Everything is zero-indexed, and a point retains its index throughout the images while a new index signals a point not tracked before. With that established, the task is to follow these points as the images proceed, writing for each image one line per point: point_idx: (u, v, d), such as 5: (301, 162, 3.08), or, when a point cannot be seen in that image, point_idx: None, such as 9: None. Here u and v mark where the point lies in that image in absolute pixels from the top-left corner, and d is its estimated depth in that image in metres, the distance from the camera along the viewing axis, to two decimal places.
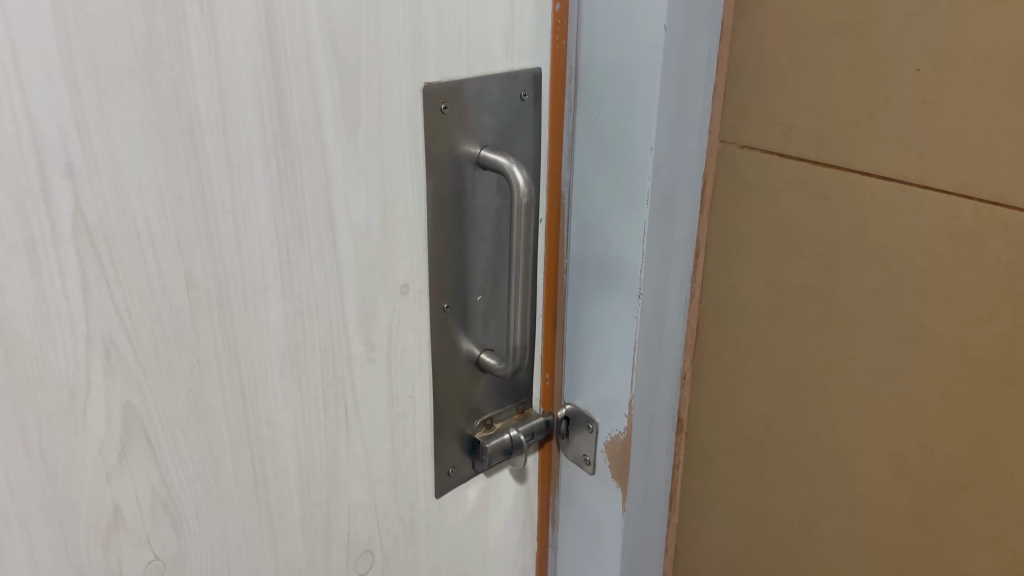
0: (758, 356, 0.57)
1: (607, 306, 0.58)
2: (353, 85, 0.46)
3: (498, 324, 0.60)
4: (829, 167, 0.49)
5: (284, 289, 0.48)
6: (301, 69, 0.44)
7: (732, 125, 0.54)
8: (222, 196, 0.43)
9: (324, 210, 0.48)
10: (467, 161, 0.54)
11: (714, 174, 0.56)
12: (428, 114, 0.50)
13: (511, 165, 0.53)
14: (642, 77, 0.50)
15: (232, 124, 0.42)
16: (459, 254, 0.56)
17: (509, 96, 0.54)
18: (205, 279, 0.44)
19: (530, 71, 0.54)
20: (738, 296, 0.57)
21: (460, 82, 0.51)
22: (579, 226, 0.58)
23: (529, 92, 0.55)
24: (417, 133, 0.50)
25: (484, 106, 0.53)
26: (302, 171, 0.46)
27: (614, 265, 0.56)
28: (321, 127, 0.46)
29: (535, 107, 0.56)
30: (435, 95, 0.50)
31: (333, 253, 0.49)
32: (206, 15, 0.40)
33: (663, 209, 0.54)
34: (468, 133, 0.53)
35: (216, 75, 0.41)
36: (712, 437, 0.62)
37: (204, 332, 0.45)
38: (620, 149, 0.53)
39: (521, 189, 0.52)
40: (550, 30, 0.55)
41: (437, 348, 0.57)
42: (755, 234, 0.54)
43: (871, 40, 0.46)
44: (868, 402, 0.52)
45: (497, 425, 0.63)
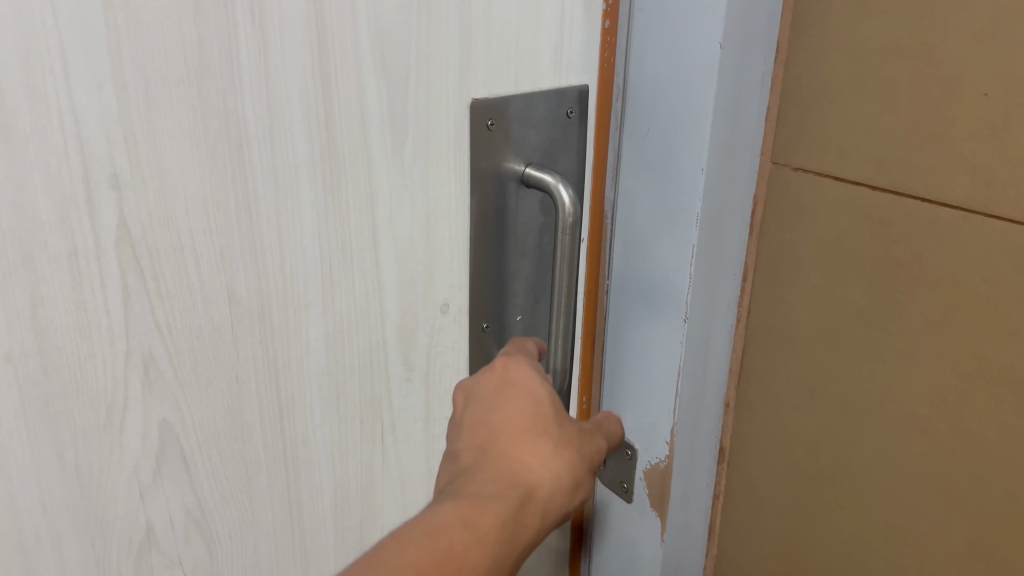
0: (807, 384, 0.55)
1: (651, 330, 0.57)
2: (401, 97, 0.45)
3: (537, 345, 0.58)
4: (888, 192, 0.48)
5: (325, 304, 0.46)
6: (351, 80, 0.43)
7: (785, 146, 0.53)
8: (266, 209, 0.42)
9: (368, 225, 0.47)
10: (511, 178, 0.52)
11: (765, 196, 0.55)
12: (476, 130, 0.49)
13: (556, 182, 0.51)
14: (695, 94, 0.49)
15: (279, 134, 0.41)
16: (498, 271, 0.54)
17: (556, 112, 0.53)
18: (247, 293, 0.43)
19: (577, 88, 0.53)
20: (788, 322, 0.55)
21: (507, 97, 0.50)
22: (623, 247, 0.57)
23: (576, 108, 0.54)
24: (463, 148, 0.49)
25: (530, 122, 0.52)
26: (347, 186, 0.45)
27: (660, 288, 0.55)
28: (368, 141, 0.45)
29: (581, 124, 0.54)
30: (482, 110, 0.49)
31: (374, 270, 0.48)
32: (257, 23, 0.38)
33: (713, 230, 0.53)
34: (514, 149, 0.52)
35: (265, 85, 0.40)
36: (755, 467, 0.60)
37: (244, 349, 0.44)
38: (669, 168, 0.52)
39: (566, 207, 0.50)
40: (599, 47, 0.53)
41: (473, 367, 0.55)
42: (807, 259, 0.53)
43: (935, 62, 0.44)
44: (923, 433, 0.50)
45: None
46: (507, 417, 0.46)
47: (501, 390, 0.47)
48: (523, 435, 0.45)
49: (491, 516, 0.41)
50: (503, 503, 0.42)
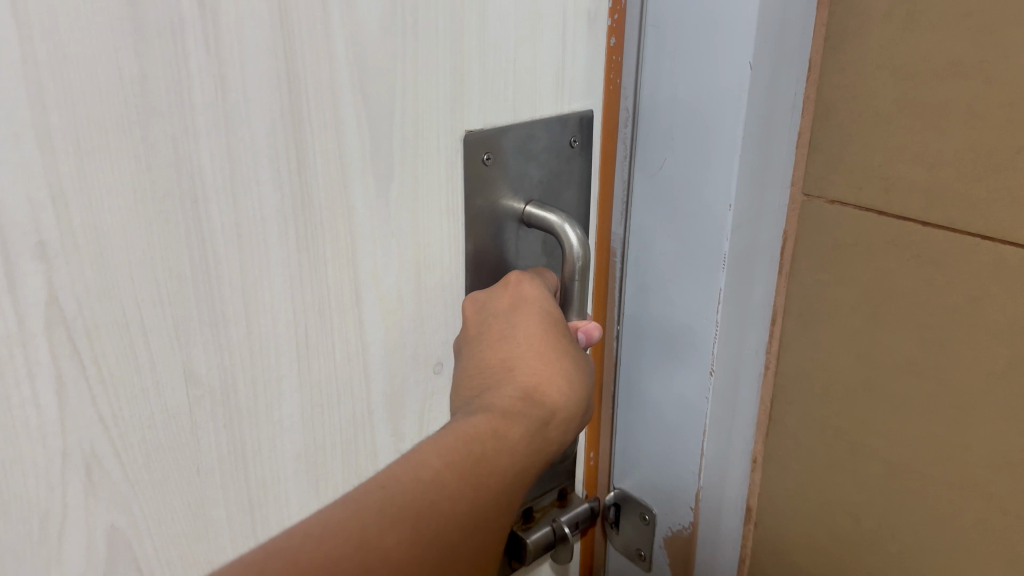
0: (848, 441, 0.49)
1: (672, 383, 0.51)
2: (385, 132, 0.38)
3: None
4: (942, 229, 0.42)
5: (300, 374, 0.40)
6: (325, 114, 0.36)
7: (818, 175, 0.47)
8: (229, 271, 0.35)
9: (349, 283, 0.40)
10: (511, 218, 0.46)
11: (796, 231, 0.48)
12: (471, 167, 0.43)
13: (560, 223, 0.43)
14: (721, 121, 0.43)
15: (241, 184, 0.34)
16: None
17: (559, 141, 0.46)
18: (208, 372, 0.36)
19: (579, 114, 0.47)
20: (825, 371, 0.49)
21: (504, 127, 0.44)
22: (636, 289, 0.51)
23: (579, 137, 0.47)
24: (458, 188, 0.43)
25: (531, 154, 0.45)
26: (324, 240, 0.38)
27: (682, 338, 0.49)
28: (348, 185, 0.38)
29: (585, 154, 0.48)
30: (478, 143, 0.43)
31: (359, 334, 0.42)
32: (213, 54, 0.32)
33: (741, 272, 0.47)
34: (515, 188, 0.45)
35: (223, 125, 0.33)
36: (789, 529, 0.54)
37: (206, 437, 0.37)
38: (691, 204, 0.46)
39: (574, 251, 0.43)
40: (604, 68, 0.47)
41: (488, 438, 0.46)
42: (847, 302, 0.47)
43: (998, 83, 0.38)
44: (985, 500, 0.44)
45: (538, 514, 0.54)
46: (528, 327, 0.41)
47: (519, 304, 0.42)
48: (546, 342, 0.40)
49: (521, 427, 0.38)
50: (533, 414, 0.38)
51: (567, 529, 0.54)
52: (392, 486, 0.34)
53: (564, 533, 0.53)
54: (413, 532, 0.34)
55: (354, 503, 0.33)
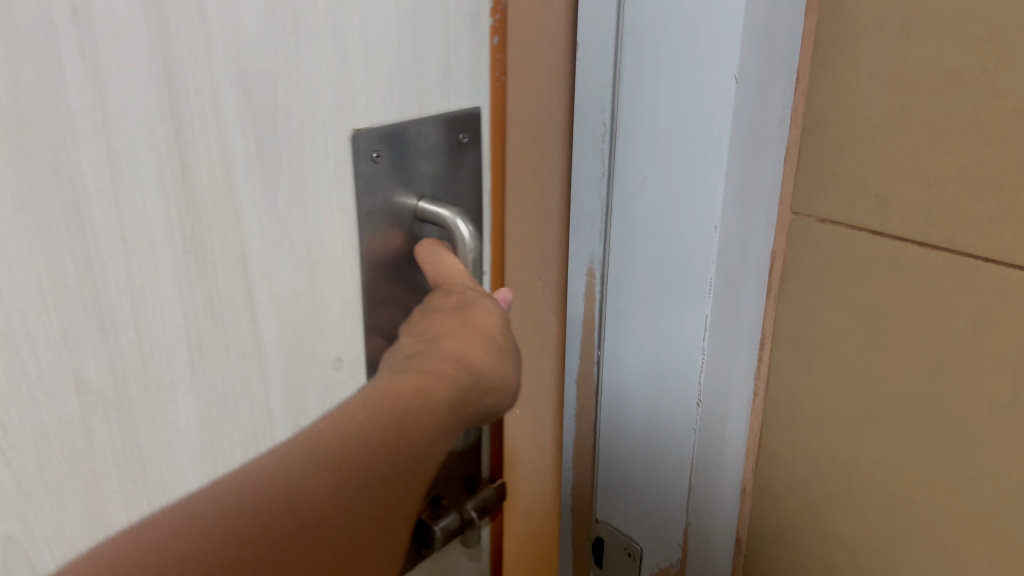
0: (842, 470, 0.47)
1: (656, 412, 0.48)
2: (271, 137, 0.33)
3: None
4: (941, 249, 0.39)
5: (199, 392, 0.34)
6: (207, 119, 0.31)
7: (808, 192, 0.44)
8: (115, 276, 0.30)
9: (241, 280, 0.34)
10: (403, 216, 0.40)
11: (785, 251, 0.46)
12: (359, 169, 0.37)
13: (454, 218, 0.39)
14: (706, 136, 0.40)
15: (121, 190, 0.29)
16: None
17: (449, 137, 0.41)
18: (99, 378, 0.30)
19: (468, 110, 0.41)
20: (817, 396, 0.47)
21: (400, 122, 0.38)
22: (615, 314, 0.48)
23: (468, 130, 0.41)
24: (345, 188, 0.37)
25: (419, 150, 0.39)
26: (215, 243, 0.33)
27: (666, 365, 0.46)
28: (234, 184, 0.33)
29: (475, 150, 0.42)
30: (364, 142, 0.37)
31: (257, 344, 0.36)
32: (89, 55, 0.27)
33: (728, 296, 0.44)
34: (404, 181, 0.39)
35: (98, 126, 0.28)
36: (783, 562, 0.52)
37: (101, 466, 0.32)
38: (675, 224, 0.43)
39: (470, 252, 0.39)
40: (489, 67, 0.42)
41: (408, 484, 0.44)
42: (840, 325, 0.44)
43: (1000, 95, 0.36)
44: (989, 535, 0.41)
45: None
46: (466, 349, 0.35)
47: (466, 319, 0.36)
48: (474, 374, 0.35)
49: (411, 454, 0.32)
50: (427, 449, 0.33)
51: None
52: (265, 496, 0.28)
53: None
54: (301, 531, 0.29)
55: (219, 505, 0.27)
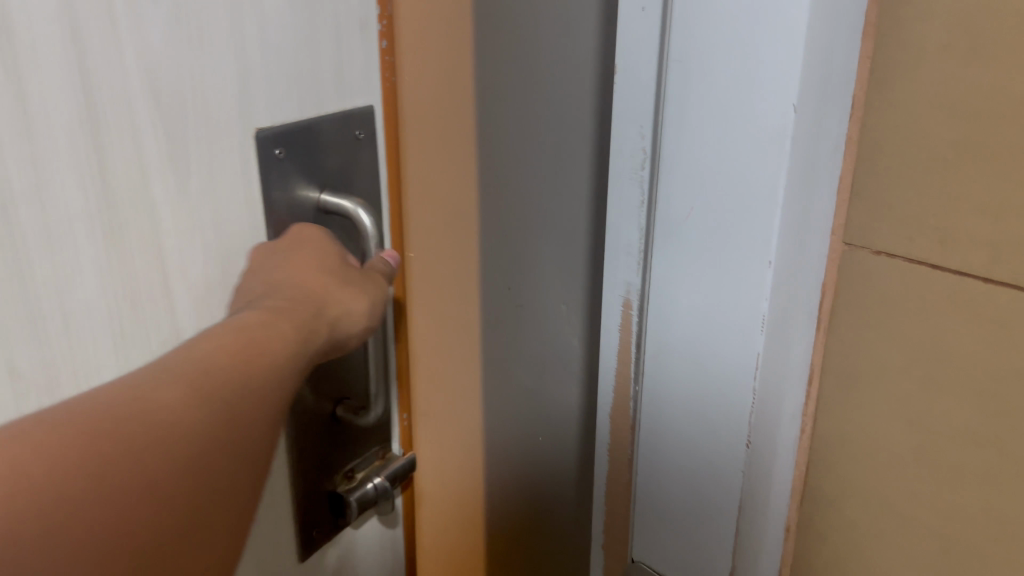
0: (895, 508, 0.45)
1: (698, 452, 0.46)
2: (178, 125, 0.40)
3: (357, 377, 0.56)
4: (1004, 285, 0.37)
5: (120, 358, 0.40)
6: (122, 125, 0.37)
7: (862, 222, 0.42)
8: (37, 257, 0.36)
9: (158, 274, 0.41)
10: (307, 207, 0.48)
11: (836, 282, 0.44)
12: (263, 159, 0.44)
13: (356, 208, 0.47)
14: (757, 166, 0.38)
15: (44, 189, 0.35)
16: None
17: (343, 134, 0.49)
18: (31, 366, 0.37)
19: (364, 109, 0.50)
20: (867, 431, 0.45)
21: (308, 123, 0.46)
22: (655, 348, 0.46)
23: (364, 129, 0.50)
24: (252, 180, 0.44)
25: (317, 148, 0.47)
26: (132, 235, 0.39)
27: (711, 404, 0.44)
28: (108, 182, 0.37)
29: (370, 145, 0.51)
30: (270, 139, 0.44)
31: (170, 319, 0.42)
32: (8, 73, 0.33)
33: (779, 333, 0.42)
34: (306, 179, 0.47)
35: (19, 135, 0.34)
36: None
37: (27, 408, 0.37)
38: (723, 258, 0.41)
39: (368, 232, 0.47)
40: (379, 67, 0.50)
41: (319, 445, 0.54)
42: (894, 359, 0.43)
43: None
44: None
45: (359, 474, 0.58)
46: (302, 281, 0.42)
47: (299, 245, 0.45)
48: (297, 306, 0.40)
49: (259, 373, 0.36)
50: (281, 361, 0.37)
51: (386, 483, 0.59)
52: (153, 404, 0.31)
53: (385, 485, 0.59)
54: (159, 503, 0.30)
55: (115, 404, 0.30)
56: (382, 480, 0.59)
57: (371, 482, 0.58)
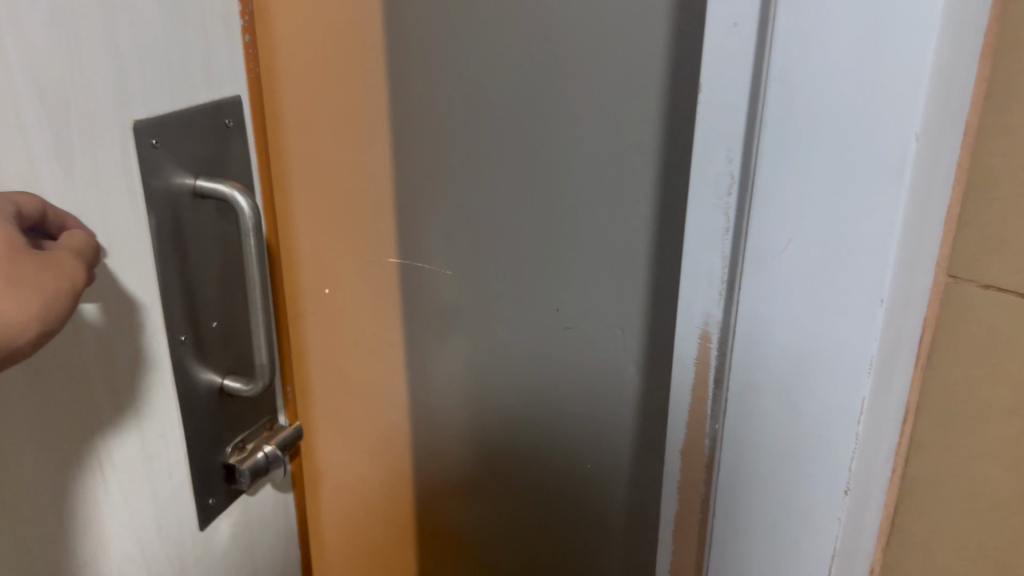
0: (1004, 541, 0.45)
1: (789, 496, 0.43)
2: (63, 124, 0.50)
3: (234, 347, 0.67)
4: None
5: None
6: (11, 120, 0.47)
7: (968, 255, 0.41)
8: None
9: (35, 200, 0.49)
10: (184, 192, 0.59)
11: (936, 317, 0.43)
12: (142, 148, 0.55)
13: (232, 190, 0.59)
14: (871, 199, 0.37)
15: None
16: (187, 327, 0.62)
17: (212, 123, 0.61)
18: None
19: (230, 102, 0.62)
20: (968, 467, 0.44)
21: (166, 117, 0.56)
22: (742, 386, 0.43)
23: (232, 118, 0.63)
24: (133, 165, 0.55)
25: (187, 133, 0.59)
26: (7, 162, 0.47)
27: (809, 448, 0.42)
28: None
29: (237, 133, 0.64)
30: (147, 130, 0.55)
31: None
32: None
33: (884, 374, 0.40)
34: (179, 168, 0.59)
35: None
36: None
37: None
38: (831, 295, 0.39)
39: (243, 210, 0.59)
40: (245, 62, 0.64)
41: (209, 415, 0.66)
42: (1004, 398, 0.42)
43: None
44: None
45: (248, 444, 0.71)
46: None
47: None
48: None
49: None
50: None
51: (277, 451, 0.73)
52: None
53: (274, 455, 0.73)
54: None
55: None
56: (273, 449, 0.73)
57: (261, 452, 0.72)
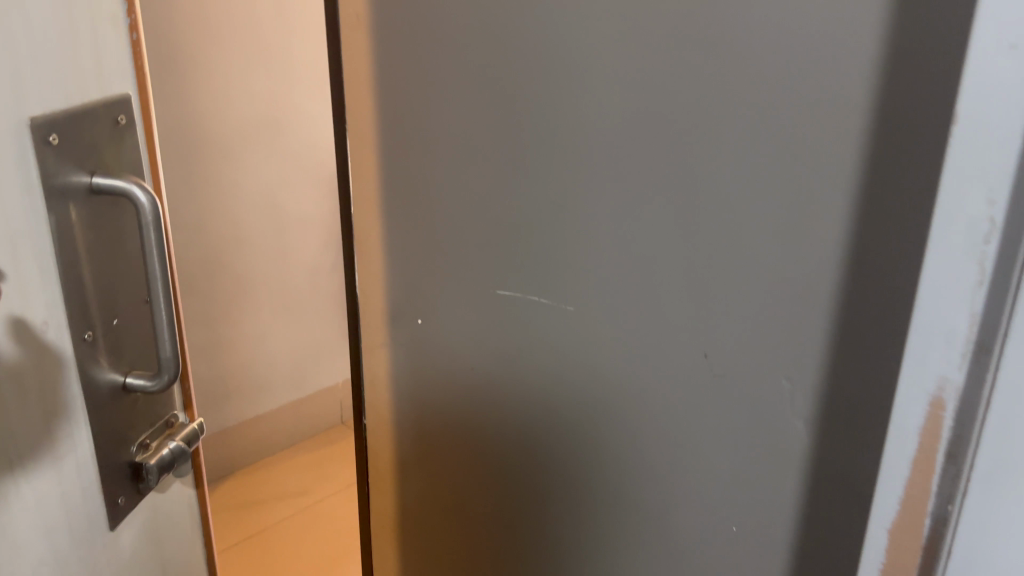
0: None
1: None
2: None
3: (131, 348, 0.68)
4: None
5: None
6: None
7: None
8: None
9: None
10: (82, 187, 0.60)
11: None
12: (42, 145, 0.55)
13: (129, 184, 0.60)
14: None
15: None
16: (89, 325, 0.62)
17: (106, 121, 0.62)
18: None
19: (119, 97, 0.63)
20: None
21: (59, 111, 0.57)
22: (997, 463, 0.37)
23: (122, 115, 0.64)
24: (31, 167, 0.55)
25: (82, 132, 0.59)
26: None
27: None
28: None
29: (127, 128, 0.65)
30: (42, 127, 0.55)
31: None
32: None
33: None
34: (77, 169, 0.59)
35: None
36: None
37: None
38: None
39: (143, 204, 0.60)
40: (134, 56, 0.64)
41: (112, 414, 0.66)
42: None
43: None
44: None
45: (152, 444, 0.72)
46: None
47: None
48: None
49: None
50: None
51: (183, 447, 0.73)
52: None
53: (181, 450, 0.73)
54: None
55: None
56: (179, 444, 0.73)
57: (167, 448, 0.72)
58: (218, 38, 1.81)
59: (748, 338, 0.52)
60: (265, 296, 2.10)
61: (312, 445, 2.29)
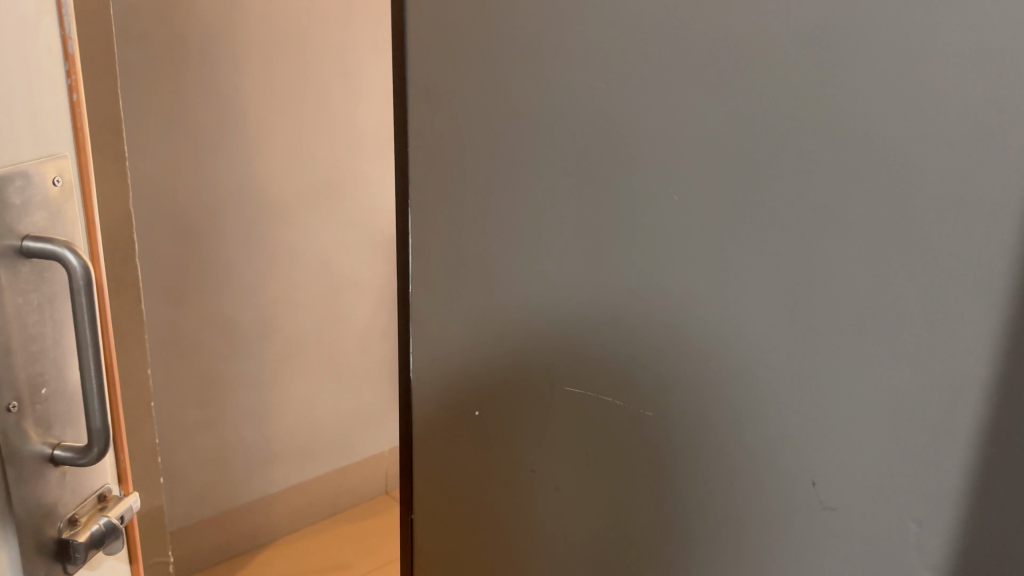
0: None
1: None
2: None
3: (64, 419, 0.62)
4: None
5: None
6: None
7: None
8: None
9: None
10: (10, 250, 0.56)
11: None
12: None
13: (59, 249, 0.56)
14: None
15: None
16: (14, 393, 0.57)
17: (41, 184, 0.58)
18: None
19: (57, 157, 0.59)
20: None
21: None
22: None
23: (61, 177, 0.59)
24: None
25: (12, 195, 0.55)
26: None
27: None
28: None
29: (67, 190, 0.60)
30: None
31: None
32: None
33: None
34: (4, 232, 0.55)
35: None
36: None
37: None
38: None
39: (74, 269, 0.56)
40: (72, 117, 0.61)
41: (36, 489, 0.60)
42: None
43: None
44: None
45: (82, 519, 0.65)
46: None
47: None
48: None
49: None
50: None
51: (116, 523, 0.66)
52: None
53: (114, 525, 0.66)
54: None
55: None
56: (112, 519, 0.66)
57: (98, 523, 0.65)
58: (284, 102, 1.81)
59: (866, 470, 0.45)
60: (317, 358, 2.06)
61: (352, 515, 2.22)
